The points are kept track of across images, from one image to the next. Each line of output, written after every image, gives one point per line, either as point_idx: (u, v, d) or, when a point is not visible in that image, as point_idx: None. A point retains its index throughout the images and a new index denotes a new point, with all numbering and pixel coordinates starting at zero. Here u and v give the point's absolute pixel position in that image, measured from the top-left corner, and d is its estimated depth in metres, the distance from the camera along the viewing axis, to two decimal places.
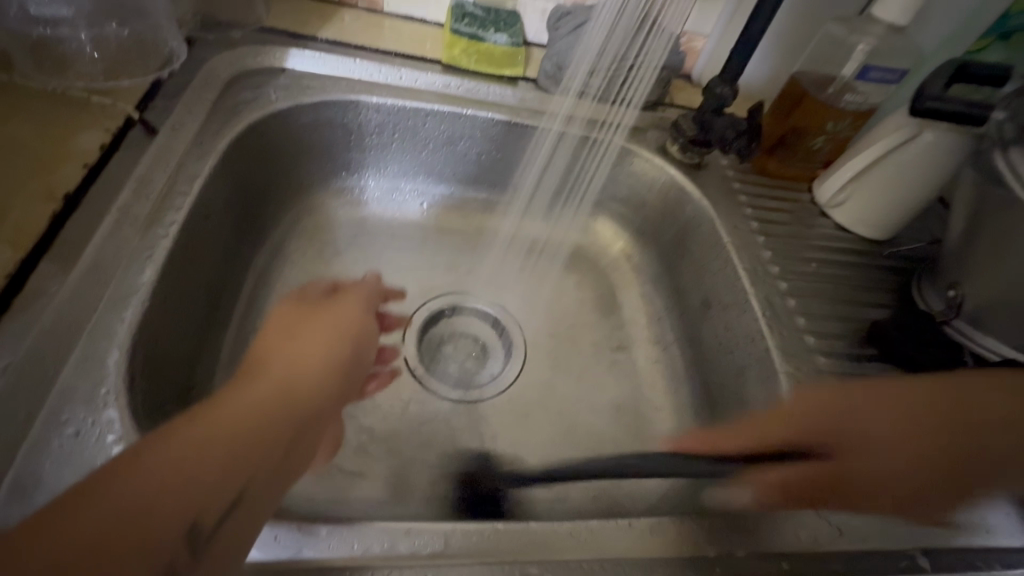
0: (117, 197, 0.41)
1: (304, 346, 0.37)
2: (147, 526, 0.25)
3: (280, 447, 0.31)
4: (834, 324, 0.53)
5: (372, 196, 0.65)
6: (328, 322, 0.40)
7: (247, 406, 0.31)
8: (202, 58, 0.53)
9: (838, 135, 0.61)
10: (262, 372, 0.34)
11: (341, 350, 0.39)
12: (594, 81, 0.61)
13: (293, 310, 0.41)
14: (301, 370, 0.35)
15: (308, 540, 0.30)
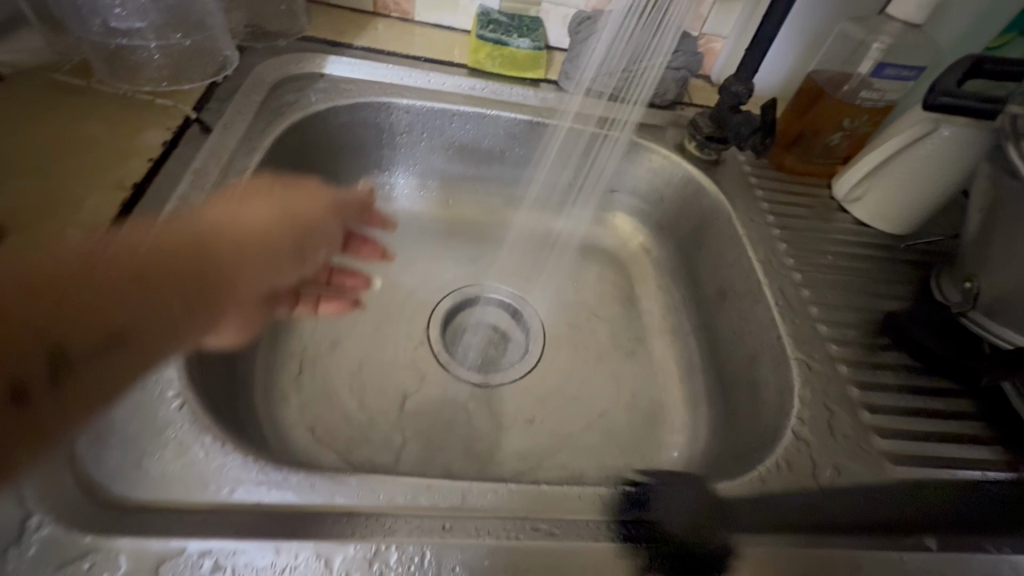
0: (176, 187, 0.45)
1: (250, 213, 0.40)
2: (38, 327, 0.29)
3: (188, 293, 0.35)
4: (849, 315, 0.53)
5: (401, 192, 0.69)
6: (284, 204, 0.43)
7: (161, 254, 0.35)
8: (251, 65, 0.58)
9: (856, 131, 0.62)
10: (191, 226, 0.37)
11: (281, 235, 0.42)
12: (607, 81, 0.65)
13: (259, 181, 0.43)
14: (232, 235, 0.38)
15: (338, 489, 0.33)
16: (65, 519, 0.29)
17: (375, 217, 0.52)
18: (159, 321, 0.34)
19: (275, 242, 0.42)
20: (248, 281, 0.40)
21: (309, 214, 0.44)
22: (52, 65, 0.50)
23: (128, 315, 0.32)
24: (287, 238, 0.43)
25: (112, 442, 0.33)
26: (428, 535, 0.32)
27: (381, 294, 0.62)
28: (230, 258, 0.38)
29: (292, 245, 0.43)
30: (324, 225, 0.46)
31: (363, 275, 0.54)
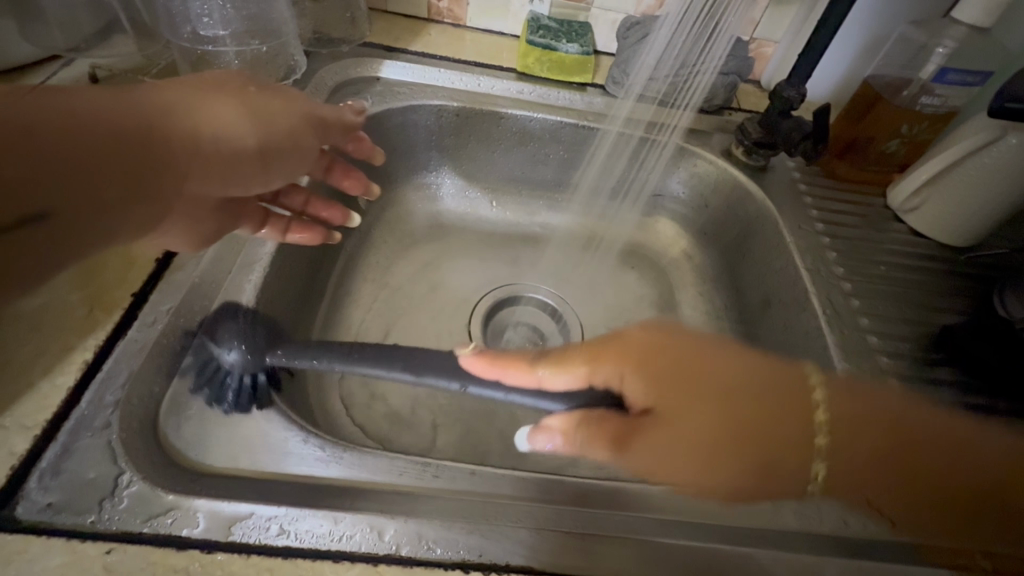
0: None
1: (216, 110, 0.35)
2: None
3: (135, 182, 0.29)
4: (901, 327, 0.52)
5: (446, 193, 0.71)
6: (258, 109, 0.38)
7: (89, 125, 0.27)
8: (315, 70, 0.61)
9: (914, 138, 0.60)
10: (137, 106, 0.31)
11: (250, 139, 0.37)
12: (654, 84, 0.65)
13: (222, 85, 0.38)
14: (200, 128, 0.33)
15: (400, 472, 0.36)
16: (152, 479, 0.32)
17: (362, 146, 0.52)
18: (109, 208, 0.28)
19: (240, 145, 0.36)
20: (184, 178, 0.33)
21: (289, 125, 0.40)
22: (140, 68, 0.55)
23: (47, 187, 0.25)
24: (251, 142, 0.37)
25: (190, 412, 0.36)
26: (473, 517, 0.34)
27: (425, 290, 0.64)
28: (197, 152, 0.33)
29: (256, 154, 0.37)
30: (303, 140, 0.42)
31: (340, 209, 0.50)
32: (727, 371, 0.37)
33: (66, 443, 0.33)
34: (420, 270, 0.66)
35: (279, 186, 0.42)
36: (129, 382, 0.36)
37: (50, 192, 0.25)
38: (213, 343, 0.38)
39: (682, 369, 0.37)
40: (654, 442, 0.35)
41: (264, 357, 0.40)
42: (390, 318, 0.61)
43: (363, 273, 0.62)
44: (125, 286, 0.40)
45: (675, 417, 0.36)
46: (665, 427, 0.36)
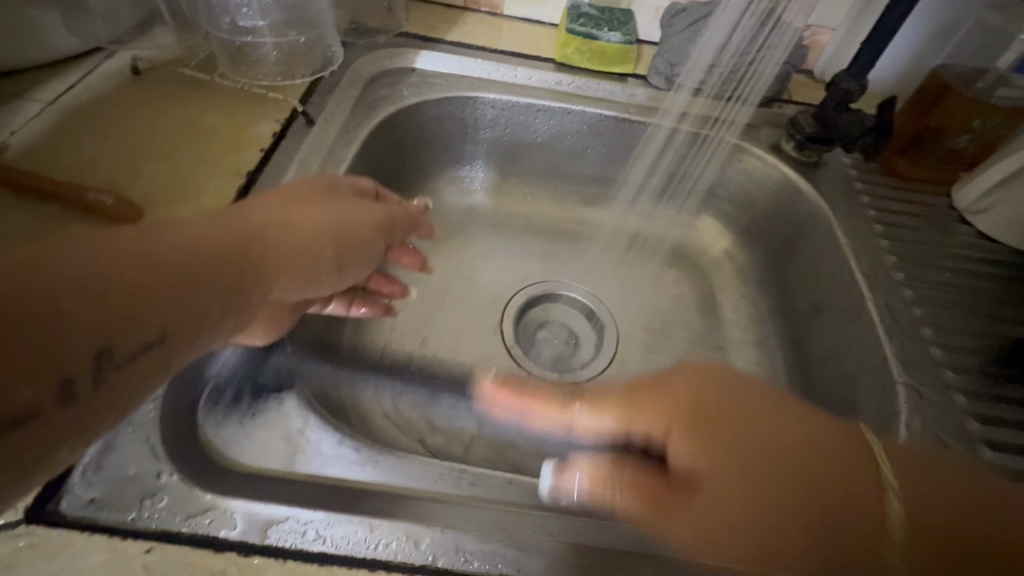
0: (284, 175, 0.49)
1: (304, 214, 0.36)
2: (66, 334, 0.21)
3: (227, 300, 0.29)
4: (967, 339, 0.49)
5: (480, 187, 0.69)
6: (338, 212, 0.39)
7: (204, 249, 0.27)
8: (351, 60, 0.60)
9: (988, 134, 0.56)
10: (245, 221, 0.31)
11: (333, 243, 0.37)
12: (711, 79, 0.62)
13: (309, 186, 0.39)
14: (293, 237, 0.34)
15: (439, 478, 0.36)
16: (191, 478, 0.32)
17: (423, 227, 0.52)
18: (202, 328, 0.28)
19: (322, 252, 0.36)
20: (271, 285, 0.33)
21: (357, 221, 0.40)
22: (180, 60, 0.55)
23: (171, 311, 0.25)
24: (333, 249, 0.37)
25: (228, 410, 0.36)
26: (510, 529, 0.33)
27: (458, 287, 0.63)
28: (289, 261, 0.34)
29: (334, 259, 0.38)
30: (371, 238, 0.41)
31: (399, 285, 0.52)
32: (740, 404, 0.37)
33: (108, 438, 0.33)
34: (453, 266, 0.64)
35: (350, 282, 0.42)
36: (168, 379, 0.36)
37: (161, 316, 0.25)
38: (234, 387, 0.38)
39: (698, 407, 0.37)
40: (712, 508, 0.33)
41: (283, 400, 0.38)
42: (423, 315, 0.60)
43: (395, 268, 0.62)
44: None
45: (713, 467, 0.34)
46: (705, 471, 0.34)
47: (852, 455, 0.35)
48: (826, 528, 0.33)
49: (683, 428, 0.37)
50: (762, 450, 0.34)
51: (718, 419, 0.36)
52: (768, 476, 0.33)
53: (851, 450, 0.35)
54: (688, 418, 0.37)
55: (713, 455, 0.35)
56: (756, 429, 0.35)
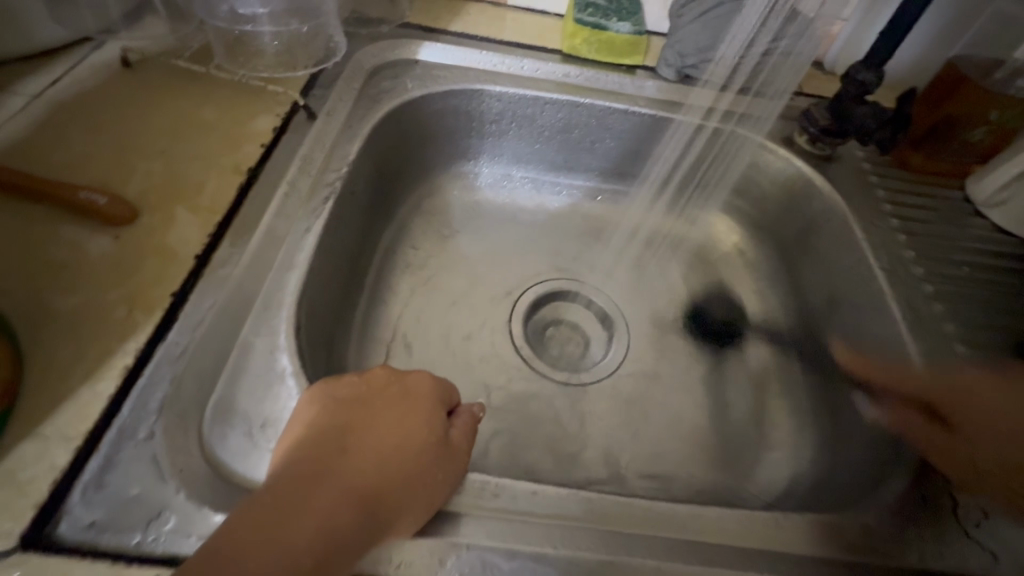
0: (287, 172, 0.46)
1: (380, 439, 0.32)
2: None
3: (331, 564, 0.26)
4: (989, 334, 0.48)
5: (486, 182, 0.68)
6: (441, 466, 0.33)
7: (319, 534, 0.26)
8: (352, 51, 0.58)
9: (1004, 125, 0.55)
10: (355, 484, 0.29)
11: (421, 445, 0.33)
12: (736, 74, 0.61)
13: (408, 406, 0.35)
14: (386, 463, 0.31)
15: (462, 488, 0.34)
16: (196, 496, 0.30)
17: (465, 415, 0.38)
18: None
19: (423, 474, 0.32)
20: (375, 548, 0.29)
21: (428, 411, 0.35)
22: (173, 51, 0.52)
23: None
24: (437, 468, 0.33)
25: (235, 420, 0.34)
26: (537, 541, 0.32)
27: (466, 286, 0.61)
28: (404, 466, 0.31)
29: (441, 484, 0.32)
30: (437, 425, 0.35)
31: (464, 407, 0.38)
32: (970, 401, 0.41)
33: (108, 455, 0.31)
34: (460, 264, 0.62)
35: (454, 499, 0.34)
36: (170, 391, 0.34)
37: None
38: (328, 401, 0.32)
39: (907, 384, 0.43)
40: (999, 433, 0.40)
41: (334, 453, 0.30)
42: (430, 315, 0.58)
43: (401, 267, 0.60)
44: (164, 284, 0.38)
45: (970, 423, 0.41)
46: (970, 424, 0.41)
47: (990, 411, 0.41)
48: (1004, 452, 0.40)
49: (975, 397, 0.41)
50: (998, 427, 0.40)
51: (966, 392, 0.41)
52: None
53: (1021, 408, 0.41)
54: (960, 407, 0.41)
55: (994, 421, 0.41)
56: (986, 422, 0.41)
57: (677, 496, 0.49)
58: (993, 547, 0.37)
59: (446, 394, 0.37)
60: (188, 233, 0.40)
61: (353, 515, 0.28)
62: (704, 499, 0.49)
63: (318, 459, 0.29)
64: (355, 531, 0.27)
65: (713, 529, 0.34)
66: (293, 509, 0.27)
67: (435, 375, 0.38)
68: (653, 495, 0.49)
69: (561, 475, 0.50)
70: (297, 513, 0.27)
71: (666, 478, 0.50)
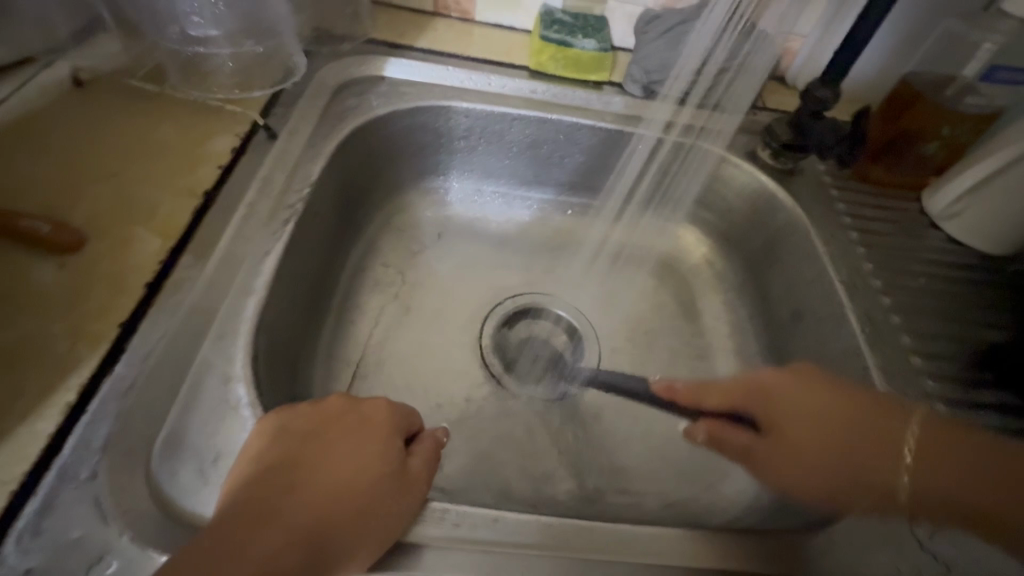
0: (246, 194, 0.46)
1: (330, 473, 0.33)
2: None
3: None
4: (944, 345, 0.49)
5: (456, 198, 0.67)
6: (394, 495, 0.33)
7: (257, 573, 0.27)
8: (316, 69, 0.57)
9: (955, 140, 0.57)
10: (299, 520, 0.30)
11: (373, 476, 0.33)
12: (695, 87, 0.62)
13: (364, 437, 0.35)
14: (334, 497, 0.31)
15: (423, 518, 0.34)
16: (141, 538, 0.29)
17: (425, 441, 0.38)
18: None
19: (373, 505, 0.32)
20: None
21: (384, 438, 0.36)
22: (128, 71, 0.51)
23: None
24: (389, 498, 0.33)
25: (186, 454, 0.33)
26: (497, 571, 0.32)
27: (435, 303, 0.60)
28: (353, 498, 0.32)
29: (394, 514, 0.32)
30: (393, 452, 0.35)
31: (426, 434, 0.38)
32: (792, 404, 0.41)
33: (47, 498, 0.30)
34: (429, 282, 0.62)
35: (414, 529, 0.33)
36: (116, 428, 0.32)
37: None
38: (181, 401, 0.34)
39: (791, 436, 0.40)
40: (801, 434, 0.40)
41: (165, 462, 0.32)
42: (399, 334, 0.57)
43: (369, 285, 0.59)
44: (113, 313, 0.36)
45: (768, 456, 0.41)
46: (794, 430, 0.40)
47: (841, 438, 0.38)
48: (884, 483, 0.37)
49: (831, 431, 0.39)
50: (828, 439, 0.38)
51: (790, 407, 0.41)
52: (817, 464, 0.38)
53: (875, 423, 0.38)
54: (763, 407, 0.42)
55: (807, 428, 0.39)
56: (813, 441, 0.39)
57: (647, 512, 0.49)
58: (947, 557, 0.37)
59: (405, 422, 0.38)
60: (140, 259, 0.39)
61: (300, 546, 0.29)
62: (673, 515, 0.49)
63: (266, 493, 0.30)
64: (303, 562, 0.28)
65: (674, 551, 0.34)
66: (239, 543, 0.28)
67: (393, 403, 0.39)
68: (623, 512, 0.49)
69: (531, 494, 0.49)
70: (242, 548, 0.27)
71: (635, 494, 0.50)
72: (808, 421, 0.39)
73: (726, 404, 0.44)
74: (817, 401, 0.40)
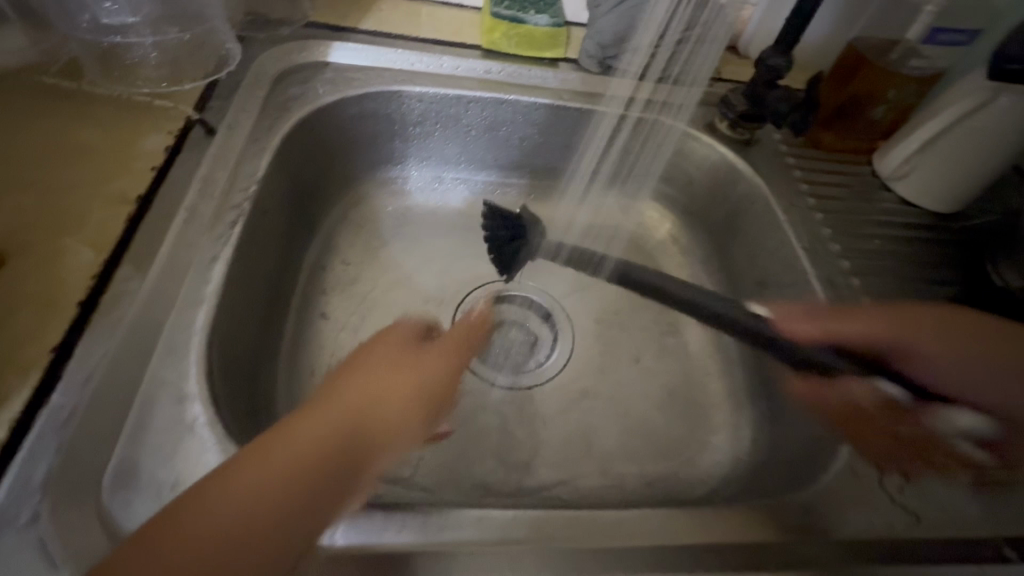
0: (185, 196, 0.42)
1: (349, 394, 0.37)
2: None
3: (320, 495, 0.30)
4: (900, 303, 0.51)
5: (415, 187, 0.65)
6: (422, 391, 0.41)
7: (298, 474, 0.30)
8: (252, 56, 0.54)
9: (902, 102, 0.58)
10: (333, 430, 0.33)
11: (405, 378, 0.40)
12: (653, 62, 0.61)
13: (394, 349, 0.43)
14: (362, 410, 0.36)
15: (404, 526, 0.33)
16: None
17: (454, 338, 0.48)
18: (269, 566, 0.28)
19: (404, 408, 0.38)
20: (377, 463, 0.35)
21: (369, 404, 0.37)
22: (38, 66, 0.46)
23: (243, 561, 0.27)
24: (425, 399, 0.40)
25: (140, 484, 0.31)
26: (487, 570, 0.31)
27: (401, 296, 0.59)
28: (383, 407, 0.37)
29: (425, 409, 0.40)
30: (380, 416, 0.37)
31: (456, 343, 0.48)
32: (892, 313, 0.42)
33: None
34: (393, 275, 0.60)
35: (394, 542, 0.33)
36: (60, 464, 0.30)
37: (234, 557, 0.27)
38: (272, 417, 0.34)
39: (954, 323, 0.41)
40: (870, 316, 0.42)
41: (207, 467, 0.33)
42: (367, 331, 0.55)
43: (329, 284, 0.57)
44: (42, 337, 0.33)
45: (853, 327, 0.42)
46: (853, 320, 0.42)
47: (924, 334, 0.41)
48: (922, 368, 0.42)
49: (938, 334, 0.41)
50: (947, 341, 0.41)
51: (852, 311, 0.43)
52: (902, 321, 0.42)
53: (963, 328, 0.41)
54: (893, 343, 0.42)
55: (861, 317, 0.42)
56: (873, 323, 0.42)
57: (631, 490, 0.50)
58: (915, 509, 0.39)
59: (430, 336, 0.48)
60: (66, 276, 0.36)
61: (287, 511, 0.29)
62: (655, 491, 0.50)
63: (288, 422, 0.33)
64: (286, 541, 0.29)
65: (661, 531, 0.35)
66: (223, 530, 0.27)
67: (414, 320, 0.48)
68: (607, 493, 0.50)
69: (513, 484, 0.49)
70: (229, 536, 0.27)
71: (617, 473, 0.51)
72: (970, 360, 0.40)
73: (865, 343, 0.42)
74: (939, 336, 0.41)
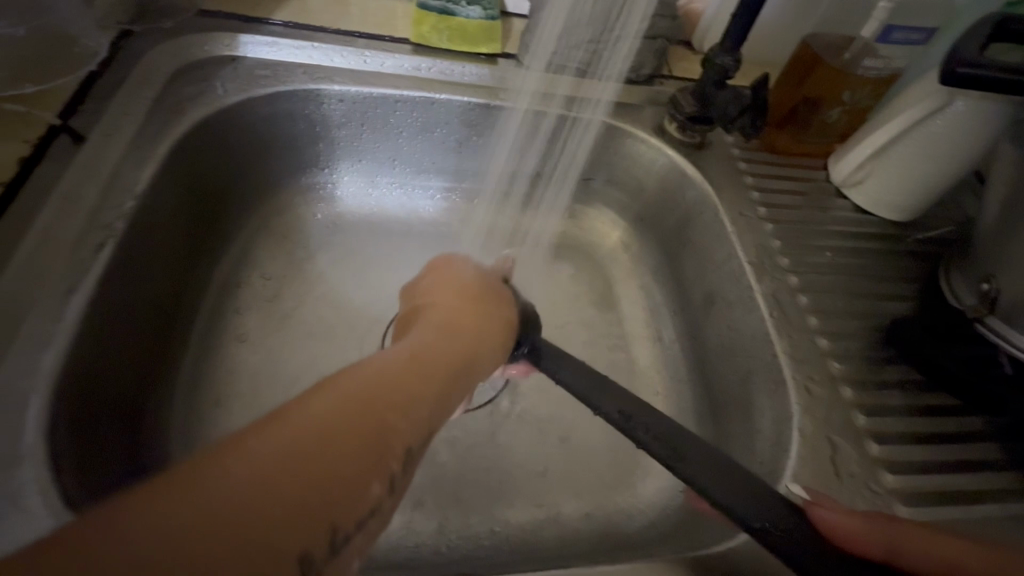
0: (41, 216, 0.37)
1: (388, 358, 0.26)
2: None
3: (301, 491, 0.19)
4: (851, 323, 0.48)
5: (346, 192, 0.60)
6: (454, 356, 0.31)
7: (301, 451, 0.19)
8: (141, 51, 0.48)
9: (856, 105, 0.55)
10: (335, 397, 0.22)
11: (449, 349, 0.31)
12: (570, 51, 0.55)
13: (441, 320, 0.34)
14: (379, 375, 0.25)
15: None
16: None
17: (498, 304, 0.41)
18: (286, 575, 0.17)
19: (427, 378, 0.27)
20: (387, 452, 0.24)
21: (414, 380, 0.26)
22: None
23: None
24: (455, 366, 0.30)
25: None
26: None
27: (323, 313, 0.54)
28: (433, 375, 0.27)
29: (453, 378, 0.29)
30: (422, 393, 0.26)
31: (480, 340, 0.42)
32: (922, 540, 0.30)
33: None
34: (316, 291, 0.55)
35: None
36: None
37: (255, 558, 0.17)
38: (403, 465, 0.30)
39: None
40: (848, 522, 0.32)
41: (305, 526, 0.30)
42: (283, 354, 0.50)
43: (242, 304, 0.52)
44: None
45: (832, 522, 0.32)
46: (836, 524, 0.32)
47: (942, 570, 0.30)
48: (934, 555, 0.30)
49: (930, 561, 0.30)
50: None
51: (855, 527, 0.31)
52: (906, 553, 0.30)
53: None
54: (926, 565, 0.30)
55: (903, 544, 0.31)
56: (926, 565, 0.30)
57: (566, 526, 0.47)
58: None
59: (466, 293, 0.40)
60: None
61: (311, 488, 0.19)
62: (591, 526, 0.47)
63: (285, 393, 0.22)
64: (301, 559, 0.18)
65: None
66: (215, 548, 0.16)
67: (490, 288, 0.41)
68: (539, 530, 0.46)
69: (438, 521, 0.46)
70: (207, 560, 0.16)
71: (552, 506, 0.48)
72: None
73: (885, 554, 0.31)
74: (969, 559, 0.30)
